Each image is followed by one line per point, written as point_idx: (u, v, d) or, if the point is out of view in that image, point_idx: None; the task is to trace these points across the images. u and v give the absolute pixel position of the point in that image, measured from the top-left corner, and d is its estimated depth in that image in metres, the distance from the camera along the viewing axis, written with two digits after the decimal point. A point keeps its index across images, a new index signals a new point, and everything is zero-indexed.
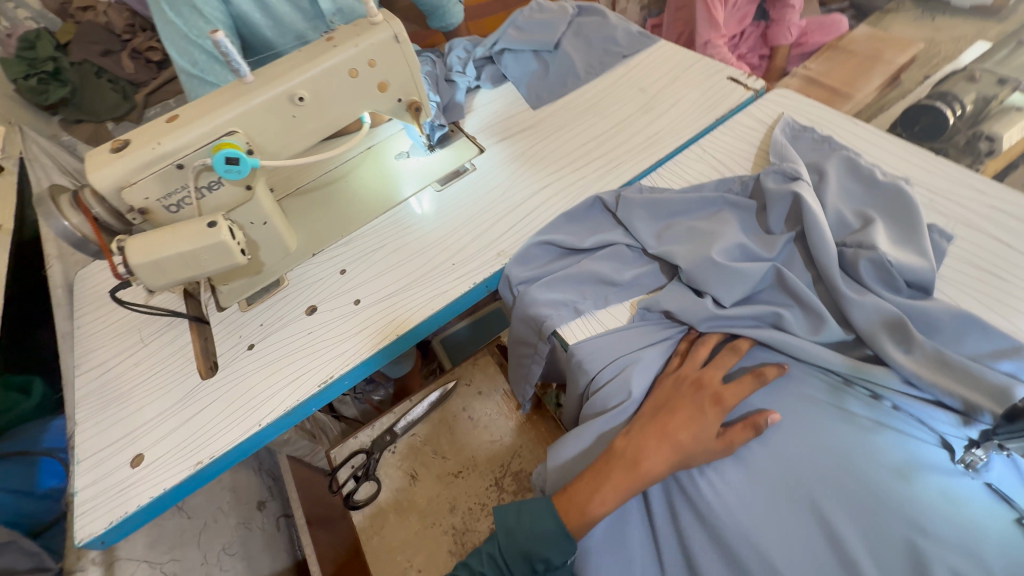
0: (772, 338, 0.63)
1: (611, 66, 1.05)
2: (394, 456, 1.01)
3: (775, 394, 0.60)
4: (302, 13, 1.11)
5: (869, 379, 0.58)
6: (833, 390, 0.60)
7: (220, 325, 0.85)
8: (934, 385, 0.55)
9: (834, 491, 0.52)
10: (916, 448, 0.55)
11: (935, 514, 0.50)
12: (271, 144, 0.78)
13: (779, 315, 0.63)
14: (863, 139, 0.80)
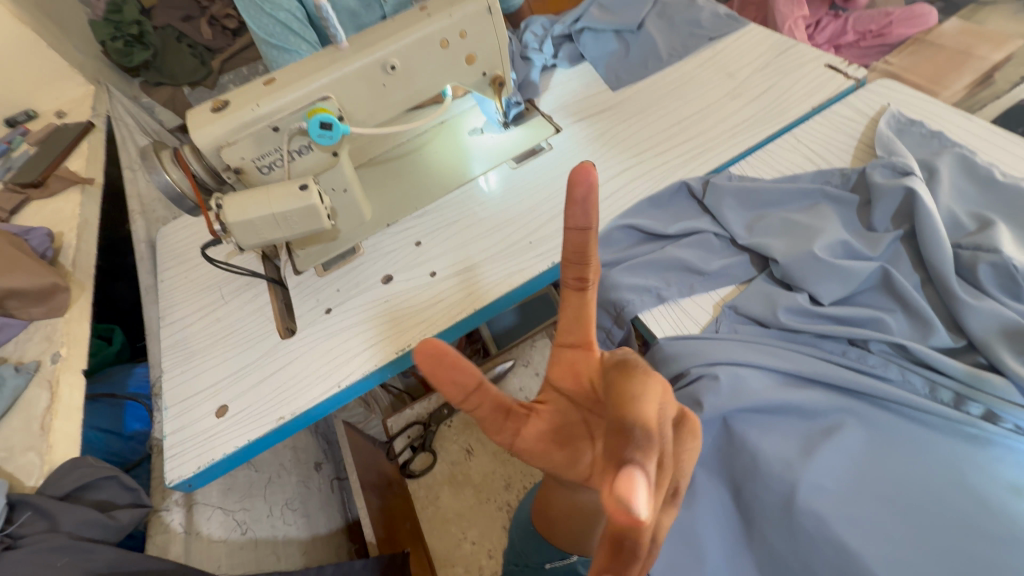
0: (876, 340, 0.60)
1: (697, 49, 1.01)
2: (449, 430, 1.03)
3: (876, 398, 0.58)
4: None
5: (981, 389, 0.56)
6: (941, 397, 0.57)
7: (296, 288, 0.87)
8: None
9: (932, 503, 0.51)
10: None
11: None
12: (360, 112, 0.79)
13: (889, 322, 0.60)
14: (976, 135, 0.75)
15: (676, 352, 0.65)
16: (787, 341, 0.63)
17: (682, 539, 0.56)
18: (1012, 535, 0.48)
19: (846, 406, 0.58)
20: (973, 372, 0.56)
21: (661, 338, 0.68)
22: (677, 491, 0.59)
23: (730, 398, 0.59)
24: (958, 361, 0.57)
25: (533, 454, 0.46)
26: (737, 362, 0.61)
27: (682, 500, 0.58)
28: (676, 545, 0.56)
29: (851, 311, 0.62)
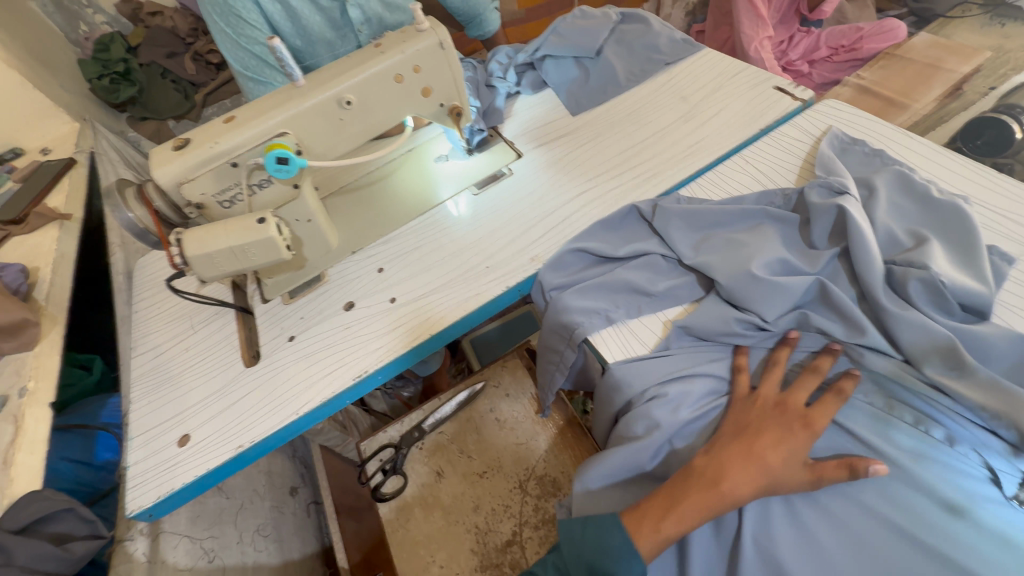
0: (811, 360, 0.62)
1: (654, 73, 1.04)
2: (420, 452, 1.03)
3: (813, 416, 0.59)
4: (329, 22, 1.09)
5: (902, 399, 0.58)
6: (873, 411, 0.58)
7: (264, 316, 0.89)
8: (983, 410, 0.53)
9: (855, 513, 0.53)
10: (963, 484, 0.52)
11: (972, 553, 0.49)
12: (319, 145, 0.82)
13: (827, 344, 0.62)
14: (916, 153, 0.77)
15: (622, 376, 0.66)
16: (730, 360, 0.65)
17: None
18: (937, 552, 0.49)
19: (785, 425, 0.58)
20: (898, 371, 0.58)
21: (611, 362, 0.69)
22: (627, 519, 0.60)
23: (670, 417, 0.61)
24: (879, 363, 0.59)
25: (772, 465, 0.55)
26: (678, 383, 0.64)
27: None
28: None
29: (782, 328, 0.64)
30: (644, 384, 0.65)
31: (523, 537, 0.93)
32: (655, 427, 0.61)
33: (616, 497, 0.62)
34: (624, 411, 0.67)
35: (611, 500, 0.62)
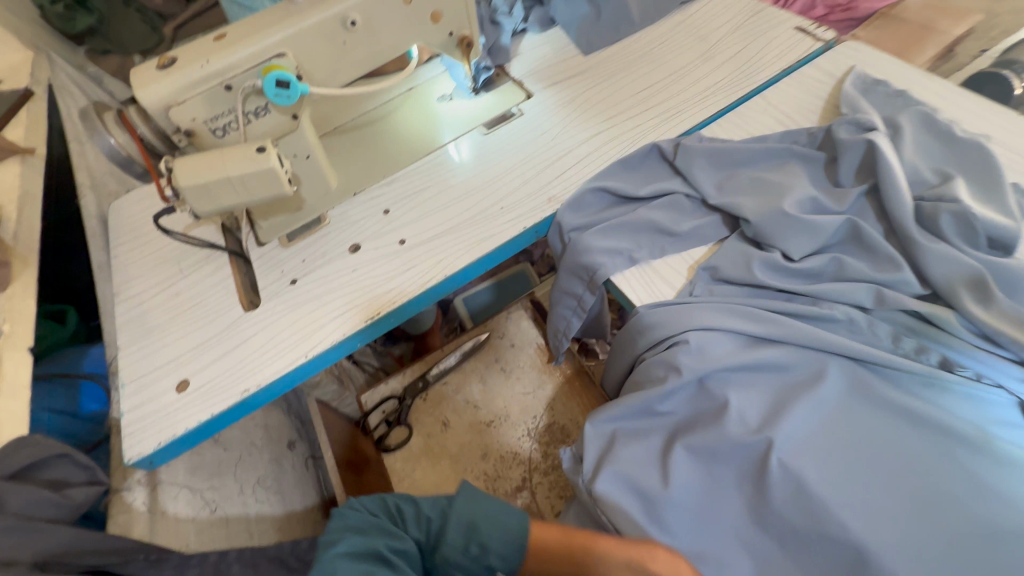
0: (844, 303, 0.60)
1: (668, 12, 0.99)
2: (425, 403, 1.02)
3: (840, 357, 0.58)
4: None
5: (934, 335, 0.57)
6: (904, 346, 0.58)
7: (260, 260, 0.84)
8: (1015, 342, 0.54)
9: (887, 441, 0.53)
10: (984, 410, 0.55)
11: (1000, 480, 0.50)
12: (320, 71, 0.75)
13: (862, 281, 0.60)
14: (937, 95, 0.76)
15: (651, 315, 0.65)
16: (757, 304, 0.63)
17: (641, 497, 0.57)
18: (972, 488, 0.50)
19: (811, 365, 0.58)
20: (933, 308, 0.57)
21: (638, 304, 0.67)
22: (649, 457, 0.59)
23: (699, 360, 0.60)
24: (922, 303, 0.58)
25: None
26: (705, 327, 0.61)
27: (657, 464, 0.58)
28: (634, 501, 0.57)
29: (816, 263, 0.62)
30: (675, 321, 0.63)
31: (532, 482, 0.93)
32: (680, 365, 0.59)
33: (637, 439, 0.60)
34: (646, 354, 0.65)
35: (633, 444, 0.60)
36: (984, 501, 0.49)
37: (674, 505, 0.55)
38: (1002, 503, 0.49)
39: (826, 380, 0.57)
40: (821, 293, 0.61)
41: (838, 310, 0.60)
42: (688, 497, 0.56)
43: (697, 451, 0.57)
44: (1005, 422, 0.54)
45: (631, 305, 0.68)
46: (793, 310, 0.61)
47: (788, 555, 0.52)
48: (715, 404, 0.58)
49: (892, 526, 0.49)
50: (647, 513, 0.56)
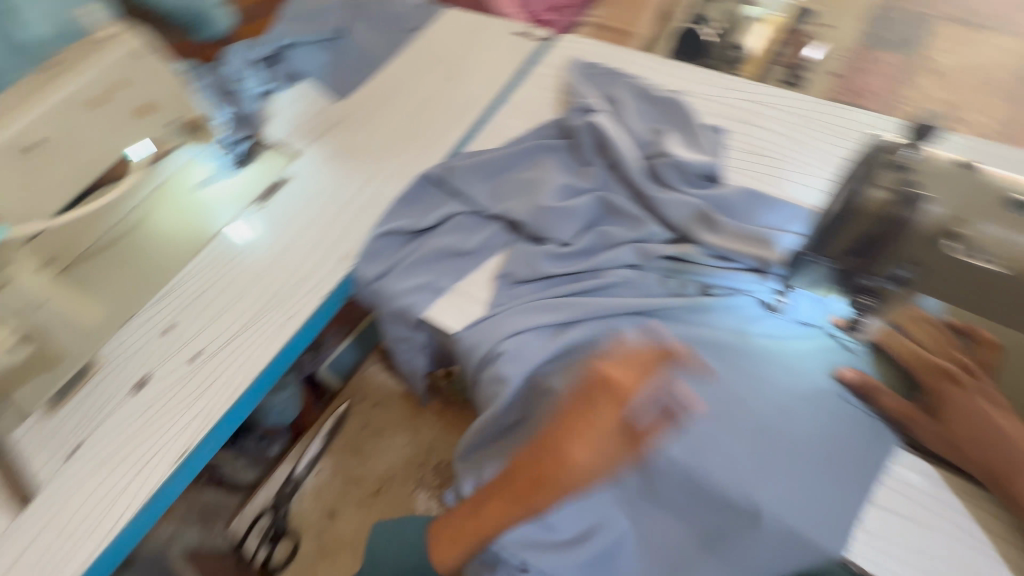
0: (618, 267, 0.68)
1: (405, 42, 1.02)
2: (303, 503, 0.95)
3: (631, 315, 0.65)
4: None
5: (687, 268, 0.67)
6: (671, 285, 0.67)
7: (20, 442, 0.67)
8: (738, 252, 0.65)
9: (683, 371, 0.60)
10: (741, 314, 0.64)
11: (770, 368, 0.60)
12: (12, 203, 0.61)
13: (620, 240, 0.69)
14: (641, 65, 0.89)
15: (468, 339, 0.67)
16: (553, 294, 0.67)
17: (521, 513, 0.59)
18: (752, 383, 0.59)
19: (611, 330, 0.64)
20: (680, 248, 0.67)
21: (454, 330, 0.69)
22: (511, 474, 0.60)
23: (517, 363, 0.63)
24: (670, 245, 0.67)
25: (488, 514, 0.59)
26: (514, 333, 0.65)
27: None
28: (517, 518, 0.60)
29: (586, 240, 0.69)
30: (488, 336, 0.66)
31: None
32: (504, 375, 0.62)
33: (502, 459, 0.62)
34: (479, 371, 0.66)
35: (499, 466, 0.62)
36: (763, 390, 0.58)
37: (547, 508, 0.58)
38: (775, 387, 0.59)
39: (626, 339, 0.63)
40: (599, 265, 0.68)
41: (616, 275, 0.67)
42: (554, 494, 0.59)
43: (546, 450, 0.60)
44: (762, 318, 0.64)
45: (451, 334, 0.69)
46: (582, 289, 0.67)
47: (648, 500, 0.60)
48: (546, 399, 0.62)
49: (709, 442, 0.56)
50: (534, 522, 0.60)
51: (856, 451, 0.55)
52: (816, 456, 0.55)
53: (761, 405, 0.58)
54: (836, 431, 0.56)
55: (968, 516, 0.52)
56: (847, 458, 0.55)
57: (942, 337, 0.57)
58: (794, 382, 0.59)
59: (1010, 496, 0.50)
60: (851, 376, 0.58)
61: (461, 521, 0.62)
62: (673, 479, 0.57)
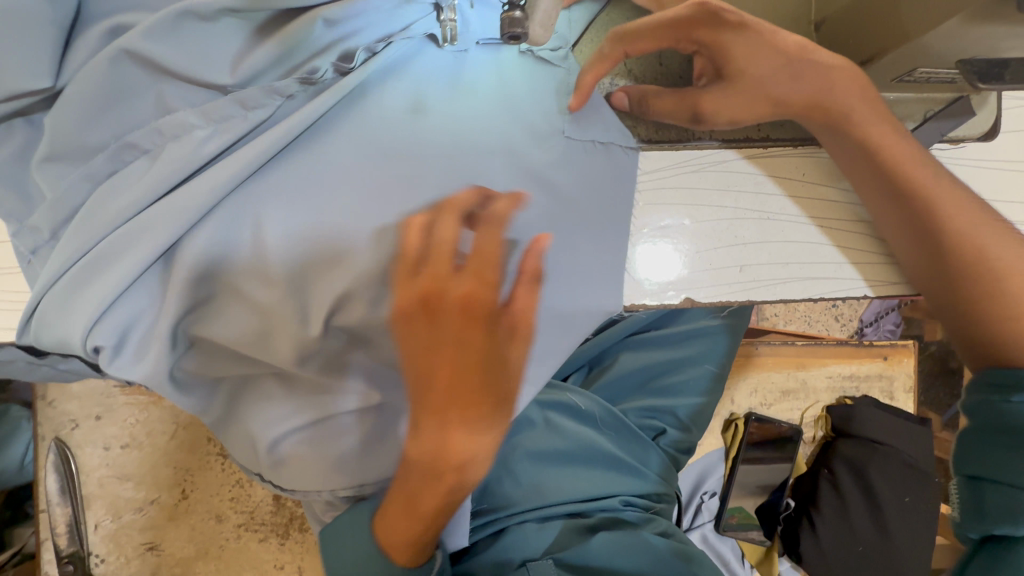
0: (197, 123, 0.37)
1: None
2: (108, 565, 0.71)
3: (269, 161, 0.39)
4: None
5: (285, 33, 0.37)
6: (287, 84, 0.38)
7: None
8: None
9: (379, 203, 0.40)
10: (408, 76, 0.41)
11: (485, 131, 0.41)
12: None
13: (131, 35, 0.34)
14: None
15: (54, 352, 0.39)
16: (112, 212, 0.36)
17: (322, 466, 0.46)
18: (468, 170, 0.41)
19: (258, 202, 0.39)
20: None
21: (15, 340, 0.40)
22: (273, 436, 0.45)
23: (141, 344, 0.39)
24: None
25: (454, 418, 0.39)
26: (110, 305, 0.37)
27: (286, 433, 0.45)
28: (320, 470, 0.46)
29: (82, 63, 0.35)
30: (66, 335, 0.37)
31: None
32: (133, 368, 0.39)
33: (251, 430, 0.45)
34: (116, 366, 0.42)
35: (259, 435, 0.45)
36: (484, 172, 0.41)
37: (339, 441, 0.46)
38: (510, 151, 0.42)
39: (292, 198, 0.39)
40: (303, 145, 0.39)
41: (200, 134, 0.37)
42: (335, 425, 0.45)
43: (289, 385, 0.44)
44: (448, 67, 0.41)
45: (29, 346, 0.40)
46: (161, 187, 0.37)
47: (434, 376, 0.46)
48: (245, 335, 0.40)
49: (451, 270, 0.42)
50: (338, 468, 0.46)
51: (610, 181, 0.43)
52: (586, 207, 0.43)
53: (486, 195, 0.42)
54: (580, 178, 0.42)
55: (745, 186, 0.44)
56: (600, 187, 0.43)
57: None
58: (512, 139, 0.42)
59: (830, 124, 0.40)
60: (622, 100, 0.42)
61: (404, 522, 0.43)
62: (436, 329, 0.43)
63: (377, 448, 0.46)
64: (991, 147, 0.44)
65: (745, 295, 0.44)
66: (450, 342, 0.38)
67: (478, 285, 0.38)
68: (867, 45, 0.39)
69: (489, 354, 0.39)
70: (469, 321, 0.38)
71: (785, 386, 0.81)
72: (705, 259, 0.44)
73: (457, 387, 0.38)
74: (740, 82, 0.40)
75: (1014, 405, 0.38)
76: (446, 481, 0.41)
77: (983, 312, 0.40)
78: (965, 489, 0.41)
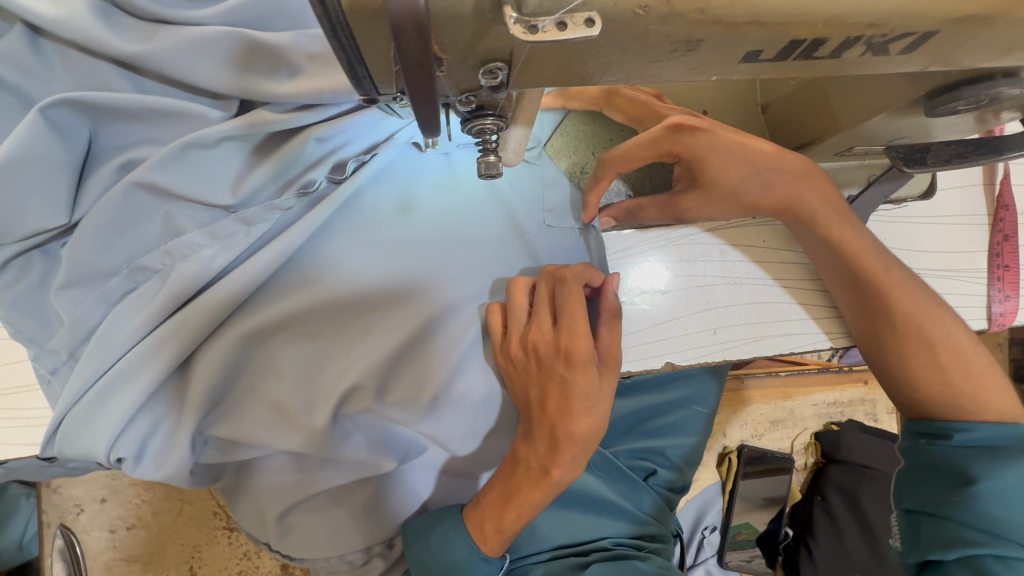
0: (204, 242, 0.40)
1: None
2: None
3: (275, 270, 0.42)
4: None
5: (284, 154, 0.41)
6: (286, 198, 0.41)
7: None
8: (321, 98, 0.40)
9: (377, 298, 0.43)
10: (397, 178, 0.44)
11: (471, 224, 0.45)
12: None
13: (145, 171, 0.38)
14: None
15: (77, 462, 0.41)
16: (130, 331, 0.39)
17: (337, 535, 0.49)
18: (458, 261, 0.44)
19: (263, 307, 0.41)
20: (246, 121, 0.40)
21: (40, 452, 0.42)
22: (290, 510, 0.48)
23: (160, 449, 0.41)
24: (227, 128, 0.39)
25: (538, 457, 0.44)
26: (132, 419, 0.40)
27: (304, 505, 0.48)
28: (335, 538, 0.49)
29: (98, 198, 0.39)
30: (88, 450, 0.39)
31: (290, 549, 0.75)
32: (156, 470, 0.41)
33: (269, 506, 0.48)
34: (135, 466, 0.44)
35: (277, 511, 0.48)
36: (473, 260, 0.44)
37: (353, 510, 0.49)
38: (494, 239, 0.45)
39: (297, 300, 0.41)
40: (304, 251, 0.42)
41: (206, 253, 0.40)
42: (348, 497, 0.49)
43: (300, 469, 0.47)
44: (434, 168, 0.45)
45: (52, 456, 0.42)
46: (175, 303, 0.40)
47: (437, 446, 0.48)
48: (258, 433, 0.42)
49: (452, 354, 0.44)
50: (353, 535, 0.50)
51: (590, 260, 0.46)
52: None
53: (477, 281, 0.45)
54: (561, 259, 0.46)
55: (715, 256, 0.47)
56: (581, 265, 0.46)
57: (640, 100, 0.44)
58: (496, 230, 0.45)
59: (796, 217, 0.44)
60: (608, 222, 0.47)
61: (495, 510, 0.47)
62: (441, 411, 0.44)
63: (383, 506, 0.50)
64: (931, 204, 0.49)
65: (721, 354, 0.47)
66: (539, 393, 0.42)
67: (570, 341, 0.42)
68: (803, 131, 0.44)
69: (575, 397, 0.42)
70: (565, 366, 0.42)
71: (774, 417, 0.85)
72: (684, 325, 0.47)
73: (547, 436, 0.43)
74: (711, 188, 0.43)
75: (936, 447, 0.43)
76: (542, 489, 0.45)
77: (936, 378, 0.44)
78: (903, 525, 0.44)
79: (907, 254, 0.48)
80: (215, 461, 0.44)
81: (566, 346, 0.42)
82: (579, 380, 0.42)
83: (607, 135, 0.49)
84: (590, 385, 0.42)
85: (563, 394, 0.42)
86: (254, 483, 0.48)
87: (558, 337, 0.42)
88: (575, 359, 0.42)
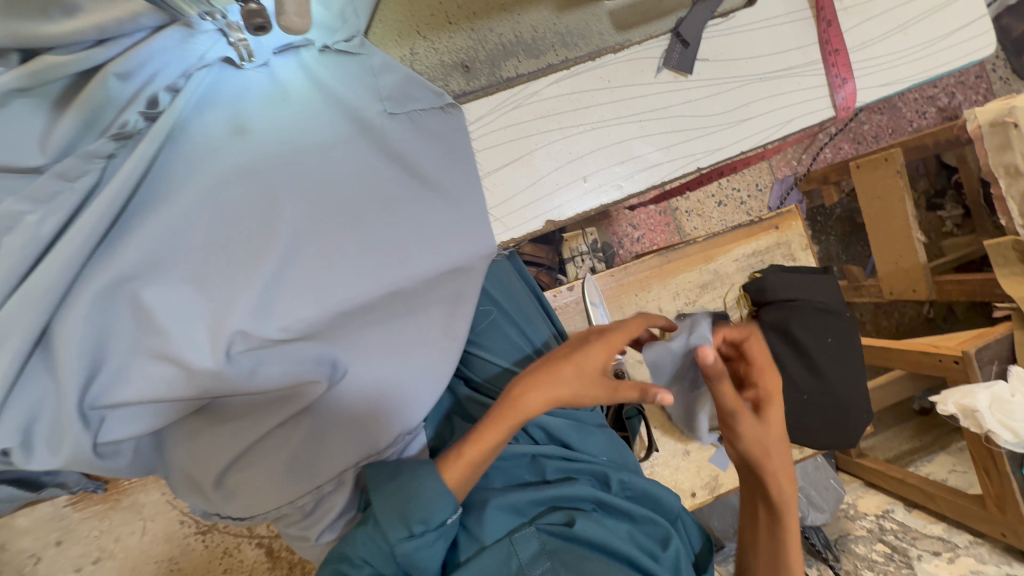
0: (25, 209, 0.38)
1: None
2: None
3: (121, 218, 0.40)
4: None
5: (82, 96, 0.38)
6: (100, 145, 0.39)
7: None
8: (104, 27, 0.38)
9: (235, 226, 0.41)
10: (221, 101, 0.43)
11: (311, 130, 0.43)
12: None
13: None
14: None
15: None
16: None
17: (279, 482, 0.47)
18: (310, 172, 0.43)
19: (115, 256, 0.39)
20: (27, 68, 0.36)
21: None
22: (220, 470, 0.47)
23: (52, 430, 0.40)
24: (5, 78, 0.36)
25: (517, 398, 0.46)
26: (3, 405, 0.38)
27: (234, 462, 0.47)
28: (277, 486, 0.48)
29: None
30: None
31: (269, 533, 0.74)
32: (54, 453, 0.40)
33: (197, 470, 0.47)
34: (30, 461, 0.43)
35: (207, 474, 0.47)
36: (325, 168, 0.43)
37: (282, 456, 0.47)
38: (341, 141, 0.44)
39: (152, 246, 0.40)
40: (143, 195, 0.41)
41: (32, 219, 0.38)
42: (273, 443, 0.47)
43: (219, 422, 0.46)
44: (255, 84, 0.44)
45: None
46: (12, 277, 0.37)
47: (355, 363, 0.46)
48: (152, 391, 0.40)
49: (332, 266, 0.43)
50: (294, 482, 0.48)
51: (447, 143, 0.46)
52: (432, 169, 0.46)
53: (334, 187, 0.43)
54: (416, 146, 0.45)
55: (568, 109, 0.48)
56: (438, 148, 0.46)
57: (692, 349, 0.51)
58: (341, 132, 0.44)
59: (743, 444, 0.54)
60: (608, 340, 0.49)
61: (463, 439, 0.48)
62: (340, 321, 0.45)
63: (323, 448, 0.48)
64: (757, 10, 0.50)
65: (594, 200, 0.49)
66: (553, 360, 0.48)
67: (593, 355, 0.47)
68: None
69: (593, 353, 0.47)
70: (574, 354, 0.48)
71: (701, 281, 0.88)
72: (550, 180, 0.48)
73: (530, 382, 0.46)
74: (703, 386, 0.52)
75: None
76: (509, 417, 0.46)
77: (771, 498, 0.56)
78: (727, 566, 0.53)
79: (745, 63, 0.50)
80: (121, 438, 0.43)
81: (590, 343, 0.48)
82: (575, 372, 0.46)
83: (429, 10, 0.46)
84: (566, 390, 0.46)
85: (563, 361, 0.47)
86: (176, 453, 0.47)
87: (594, 347, 0.48)
88: (588, 363, 0.47)
